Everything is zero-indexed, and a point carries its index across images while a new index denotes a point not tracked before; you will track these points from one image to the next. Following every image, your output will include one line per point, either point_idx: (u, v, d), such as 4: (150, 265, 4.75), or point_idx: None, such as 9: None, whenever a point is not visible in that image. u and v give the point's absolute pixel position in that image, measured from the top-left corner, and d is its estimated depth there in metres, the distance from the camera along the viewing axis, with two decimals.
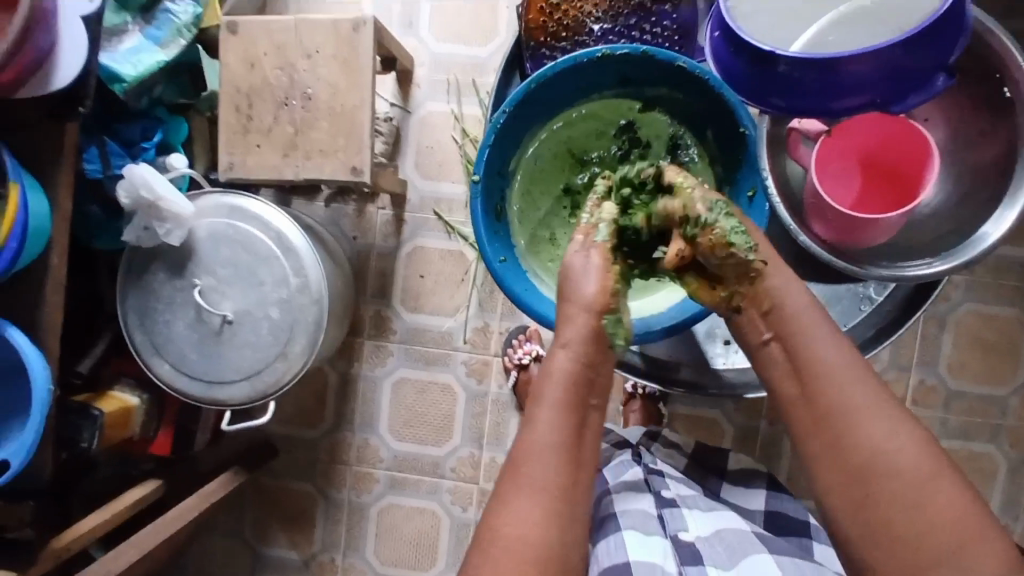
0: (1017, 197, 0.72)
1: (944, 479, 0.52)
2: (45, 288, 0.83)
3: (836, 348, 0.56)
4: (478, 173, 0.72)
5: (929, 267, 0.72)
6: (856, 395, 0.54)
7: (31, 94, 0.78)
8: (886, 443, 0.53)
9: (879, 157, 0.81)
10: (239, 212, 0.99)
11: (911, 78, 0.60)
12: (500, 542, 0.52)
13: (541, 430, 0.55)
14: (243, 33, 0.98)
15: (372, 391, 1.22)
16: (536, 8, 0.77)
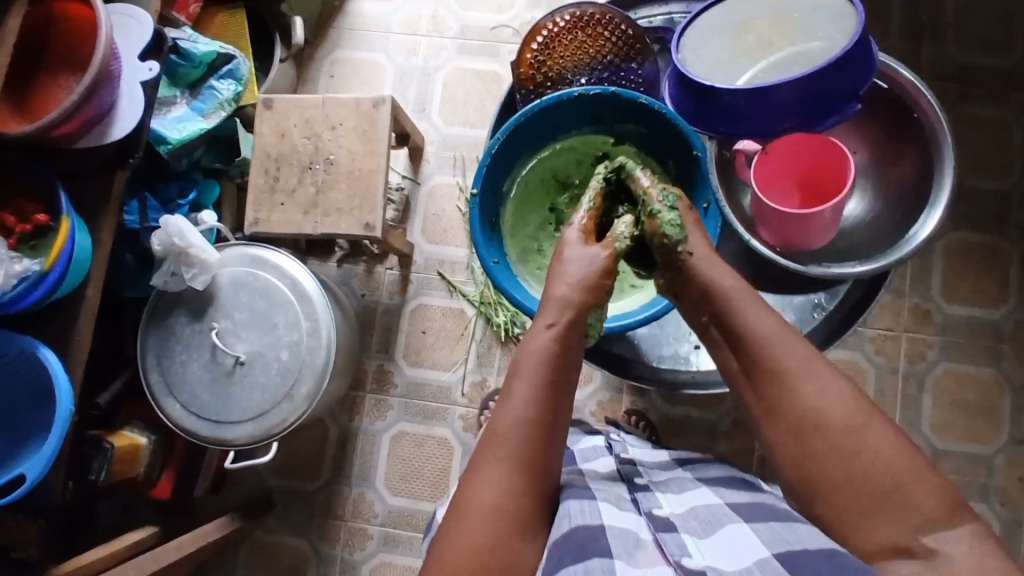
0: (936, 202, 0.83)
1: (873, 421, 0.58)
2: (78, 317, 0.89)
3: (765, 317, 0.66)
4: (477, 187, 0.83)
5: (860, 266, 0.82)
6: (785, 354, 0.63)
7: (89, 143, 0.89)
8: (815, 391, 0.60)
9: (814, 172, 0.88)
10: (259, 262, 1.09)
11: (835, 101, 0.74)
12: (477, 505, 0.59)
13: (517, 404, 0.64)
14: (277, 108, 1.12)
15: (371, 444, 1.25)
16: (526, 63, 0.88)
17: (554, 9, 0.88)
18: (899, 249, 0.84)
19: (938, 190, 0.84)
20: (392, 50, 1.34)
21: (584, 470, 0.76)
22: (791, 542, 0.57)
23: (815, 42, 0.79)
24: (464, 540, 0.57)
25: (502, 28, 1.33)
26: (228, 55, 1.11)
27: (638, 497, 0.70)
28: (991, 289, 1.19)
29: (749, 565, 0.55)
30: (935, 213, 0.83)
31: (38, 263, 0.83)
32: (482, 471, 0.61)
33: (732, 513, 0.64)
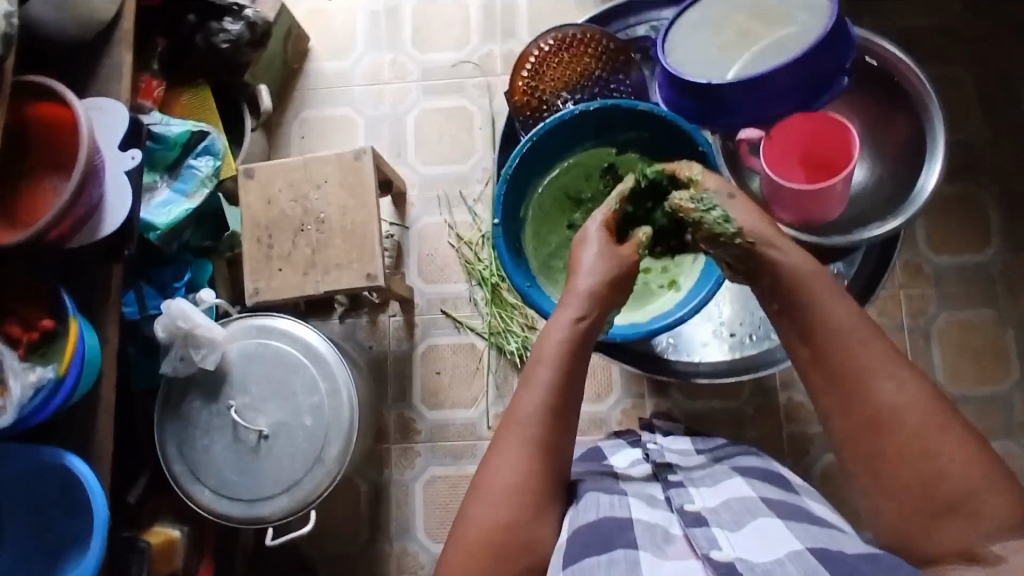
0: (935, 154, 0.88)
1: (948, 421, 0.59)
2: (98, 417, 0.88)
3: (845, 312, 0.64)
4: (498, 217, 0.85)
5: (882, 227, 0.87)
6: (862, 348, 0.62)
7: (84, 240, 0.88)
8: (896, 392, 0.60)
9: (818, 147, 0.91)
10: (266, 331, 1.08)
11: (826, 82, 0.79)
12: (493, 487, 0.63)
13: (530, 393, 0.66)
14: (259, 177, 1.12)
15: (405, 495, 1.23)
16: (520, 90, 0.91)
17: (538, 36, 0.91)
18: (909, 206, 0.88)
19: (933, 144, 0.88)
20: (359, 102, 1.36)
21: (619, 474, 0.77)
22: (825, 543, 0.58)
23: (791, 27, 0.83)
24: (476, 519, 0.62)
25: (462, 64, 1.35)
26: (202, 132, 1.11)
27: (671, 495, 0.70)
28: (975, 234, 1.23)
29: (780, 556, 0.56)
30: (935, 165, 0.88)
31: (52, 370, 0.82)
32: (499, 456, 0.64)
33: (767, 507, 0.65)
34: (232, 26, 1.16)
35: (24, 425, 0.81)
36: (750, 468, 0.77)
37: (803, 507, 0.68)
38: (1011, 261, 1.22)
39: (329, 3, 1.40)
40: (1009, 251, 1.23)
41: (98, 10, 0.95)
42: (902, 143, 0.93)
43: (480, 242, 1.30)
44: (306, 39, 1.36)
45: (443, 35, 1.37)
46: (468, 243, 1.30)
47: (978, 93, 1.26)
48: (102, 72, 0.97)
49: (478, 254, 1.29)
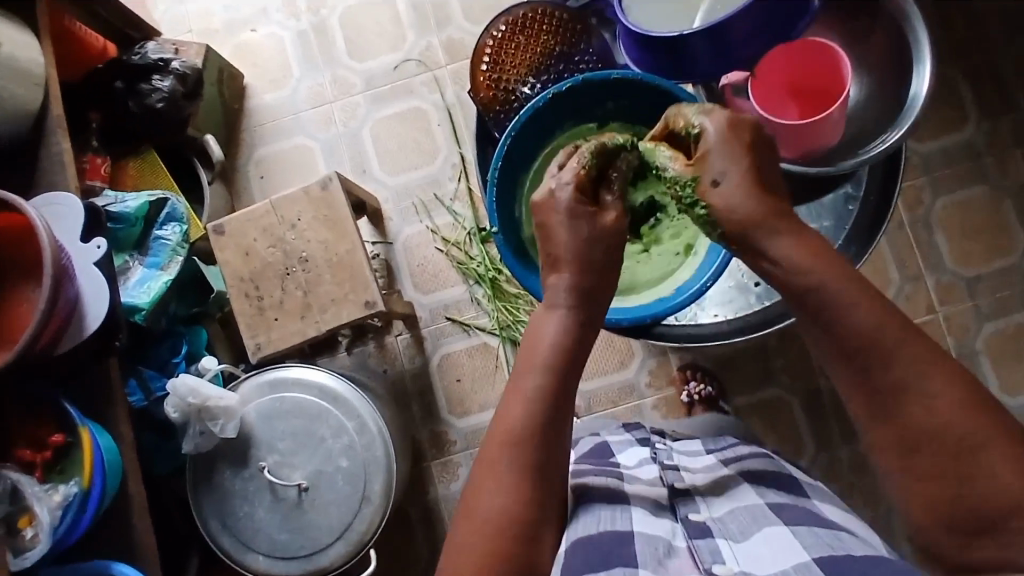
0: (924, 55, 0.85)
1: (946, 373, 0.52)
2: (133, 517, 0.86)
3: (874, 316, 0.54)
4: (495, 225, 0.82)
5: (887, 141, 0.84)
6: (856, 304, 0.55)
7: (71, 342, 0.84)
8: (872, 321, 0.54)
9: (802, 82, 0.90)
10: (279, 384, 1.05)
11: (794, 13, 0.78)
12: (478, 511, 0.56)
13: (518, 413, 0.59)
14: (230, 230, 1.08)
15: (456, 508, 1.21)
16: (484, 86, 0.89)
17: (490, 23, 0.89)
18: (908, 115, 0.85)
19: (919, 47, 0.85)
20: (310, 128, 1.31)
21: (624, 475, 0.75)
22: (835, 549, 0.56)
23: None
24: (462, 548, 0.55)
25: (405, 64, 1.30)
26: (160, 199, 1.06)
27: (676, 502, 0.69)
28: (953, 114, 1.22)
29: (784, 569, 0.54)
30: (925, 68, 0.85)
31: (76, 484, 0.80)
32: (485, 477, 0.57)
33: (773, 513, 0.64)
34: (162, 82, 1.11)
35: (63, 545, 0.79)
36: (758, 471, 0.74)
37: (810, 509, 0.67)
38: (995, 132, 1.21)
39: (253, 33, 1.34)
40: (991, 122, 1.21)
41: (22, 102, 0.89)
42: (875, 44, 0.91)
43: (468, 240, 1.26)
44: (240, 76, 1.31)
45: (377, 38, 1.31)
46: (456, 244, 1.26)
47: None
48: (43, 165, 0.92)
49: (468, 252, 1.26)
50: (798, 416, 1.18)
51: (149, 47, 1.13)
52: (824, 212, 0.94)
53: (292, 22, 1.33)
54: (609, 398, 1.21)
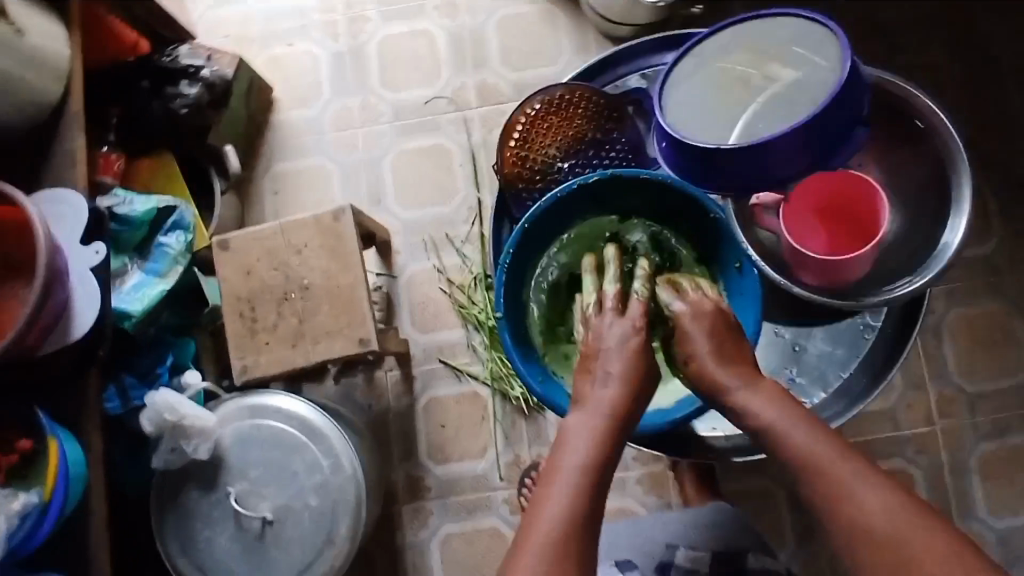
0: (960, 205, 0.87)
1: (916, 515, 0.60)
2: (91, 534, 0.84)
3: (874, 487, 0.62)
4: (501, 310, 0.81)
5: (912, 284, 0.86)
6: (838, 464, 0.63)
7: (53, 347, 0.82)
8: (870, 501, 0.61)
9: (830, 202, 0.91)
10: (260, 410, 1.02)
11: (838, 139, 0.76)
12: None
13: (530, 562, 0.59)
14: (234, 247, 1.06)
15: (421, 556, 1.18)
16: (509, 163, 0.89)
17: (526, 99, 0.89)
18: (937, 260, 0.87)
19: (958, 194, 0.88)
20: (331, 151, 1.30)
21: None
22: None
23: (795, 72, 0.78)
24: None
25: (436, 100, 1.30)
26: (168, 206, 1.05)
27: None
28: (975, 227, 1.20)
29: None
30: (962, 216, 0.87)
31: (37, 495, 0.77)
32: (525, 564, 0.59)
33: None
34: (189, 89, 1.11)
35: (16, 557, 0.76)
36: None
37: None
38: (1014, 252, 1.19)
39: (289, 47, 1.33)
40: (1012, 241, 1.19)
41: (42, 94, 0.88)
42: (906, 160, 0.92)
43: (472, 285, 1.24)
44: (269, 89, 1.30)
45: (410, 70, 1.31)
46: (460, 286, 1.24)
47: (962, 82, 1.23)
48: (54, 160, 0.91)
49: (471, 297, 1.24)
50: (783, 511, 1.15)
51: (182, 52, 1.13)
52: (840, 339, 0.95)
53: (330, 42, 1.33)
54: None
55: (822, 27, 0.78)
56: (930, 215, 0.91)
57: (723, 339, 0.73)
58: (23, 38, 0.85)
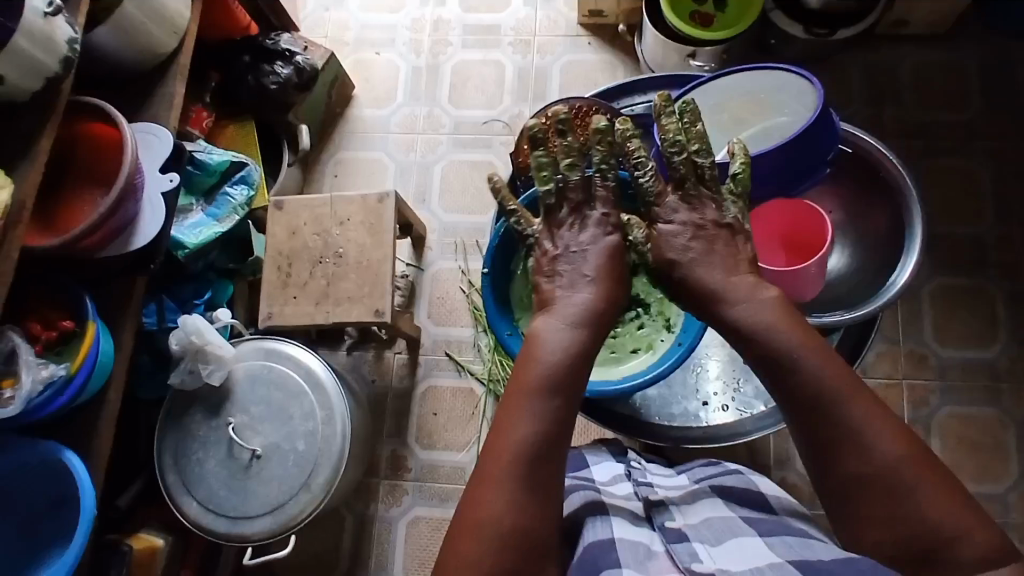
0: (912, 249, 0.88)
1: (925, 457, 0.56)
2: (100, 419, 0.94)
3: (887, 430, 0.57)
4: (486, 266, 0.88)
5: (842, 316, 0.87)
6: (850, 402, 0.59)
7: (114, 251, 0.95)
8: (879, 446, 0.57)
9: (800, 229, 0.94)
10: (274, 354, 1.13)
11: (809, 171, 0.84)
12: (481, 528, 0.55)
13: (521, 426, 0.60)
14: (288, 209, 1.19)
15: (387, 532, 1.23)
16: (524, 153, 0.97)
17: (549, 104, 0.96)
18: (881, 297, 0.88)
19: (911, 236, 0.89)
20: (392, 148, 1.44)
21: (600, 488, 0.74)
22: (805, 553, 0.57)
23: (784, 116, 0.89)
24: (465, 561, 0.54)
25: (493, 122, 1.43)
26: (240, 162, 1.19)
27: (653, 513, 0.69)
28: (984, 330, 1.20)
29: (760, 564, 0.55)
30: (912, 258, 0.88)
31: (63, 369, 0.86)
32: (486, 488, 0.57)
33: (746, 525, 0.64)
34: (282, 69, 1.26)
35: (30, 418, 0.85)
36: (732, 488, 0.74)
37: (785, 521, 0.66)
38: (1017, 361, 1.18)
39: (376, 55, 1.50)
40: (1019, 349, 1.18)
41: (157, 44, 1.04)
42: (875, 215, 0.96)
43: None
44: (351, 87, 1.46)
45: (476, 92, 1.45)
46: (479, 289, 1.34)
47: (991, 190, 1.26)
48: (155, 100, 1.06)
49: None
50: None
51: (284, 37, 1.29)
52: None
53: (412, 56, 1.49)
54: None
55: (806, 78, 0.86)
56: (885, 263, 0.94)
57: (708, 239, 0.72)
58: None
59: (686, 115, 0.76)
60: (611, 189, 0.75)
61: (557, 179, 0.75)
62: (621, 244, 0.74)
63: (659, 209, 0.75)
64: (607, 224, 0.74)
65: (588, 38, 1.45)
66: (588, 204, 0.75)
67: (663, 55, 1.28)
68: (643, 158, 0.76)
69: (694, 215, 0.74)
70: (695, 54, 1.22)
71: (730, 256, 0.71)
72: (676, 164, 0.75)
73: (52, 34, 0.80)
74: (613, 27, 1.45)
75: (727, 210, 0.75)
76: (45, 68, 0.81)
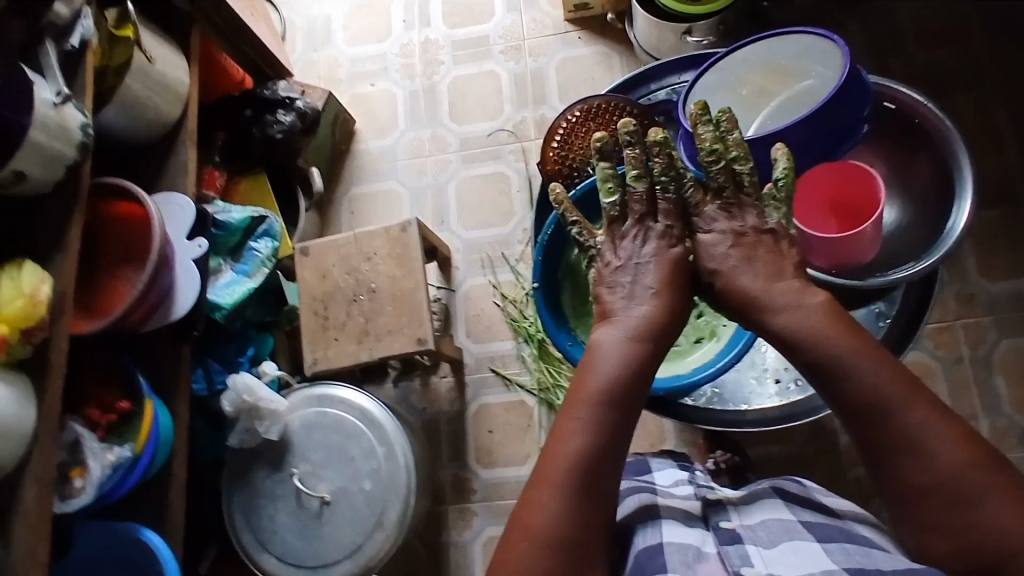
0: (965, 192, 0.88)
1: (993, 464, 0.53)
2: (170, 492, 0.94)
3: (949, 438, 0.54)
4: (536, 280, 0.87)
5: (913, 269, 0.85)
6: (907, 408, 0.55)
7: (158, 322, 0.96)
8: (942, 454, 0.54)
9: (845, 192, 0.92)
10: (326, 399, 1.13)
11: (845, 132, 0.82)
12: (532, 531, 0.54)
13: (575, 438, 0.58)
14: (314, 253, 1.20)
15: (464, 556, 1.23)
16: (551, 160, 0.95)
17: (565, 107, 0.94)
18: (942, 244, 0.87)
19: (960, 179, 0.89)
20: (403, 175, 1.44)
21: (658, 489, 0.72)
22: (864, 563, 0.54)
23: (808, 81, 0.87)
24: (516, 566, 0.53)
25: (498, 132, 1.42)
26: (261, 216, 1.19)
27: (708, 514, 0.67)
28: None
29: (813, 572, 0.54)
30: (965, 201, 0.87)
31: (129, 449, 0.87)
32: (540, 494, 0.56)
33: (805, 529, 0.61)
34: (284, 116, 1.27)
35: (103, 503, 0.86)
36: (793, 492, 0.70)
37: (847, 528, 0.62)
38: None
39: (371, 87, 1.50)
40: None
41: (163, 114, 1.05)
42: (913, 162, 0.95)
43: (524, 300, 1.33)
44: (353, 122, 1.46)
45: (476, 106, 1.45)
46: (513, 301, 1.33)
47: (1014, 115, 1.23)
48: (170, 169, 1.07)
49: (522, 311, 1.33)
50: None
51: (281, 86, 1.30)
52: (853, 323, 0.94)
53: (406, 82, 1.49)
54: None
55: (826, 38, 0.85)
56: (935, 205, 0.92)
57: (750, 247, 0.68)
58: (152, 64, 1.01)
59: (723, 123, 0.72)
60: (671, 201, 0.72)
61: (622, 192, 0.74)
62: (684, 256, 0.70)
63: (698, 219, 0.72)
64: (663, 241, 0.70)
65: (577, 32, 1.44)
66: (652, 215, 0.72)
67: (657, 38, 1.26)
68: (681, 170, 0.72)
69: (734, 223, 0.70)
70: (691, 30, 1.20)
71: (774, 262, 0.67)
72: (714, 174, 0.71)
73: (65, 122, 0.81)
74: (600, 18, 1.44)
75: (772, 217, 0.71)
76: (64, 157, 0.82)
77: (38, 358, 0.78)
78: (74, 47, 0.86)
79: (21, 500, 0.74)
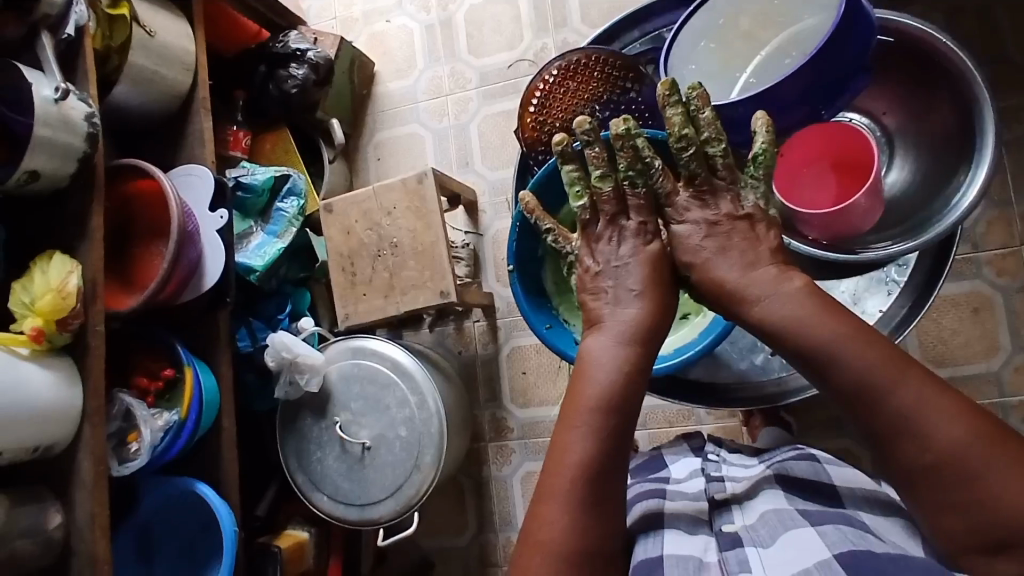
0: (984, 150, 0.78)
1: (996, 437, 0.51)
2: (222, 448, 1.03)
3: (946, 415, 0.52)
4: (511, 263, 0.84)
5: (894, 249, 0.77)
6: (900, 391, 0.54)
7: (193, 293, 1.01)
8: (941, 432, 0.52)
9: (840, 157, 0.86)
10: (360, 351, 1.18)
11: (839, 85, 0.73)
12: (546, 546, 0.56)
13: (575, 449, 0.59)
14: (337, 210, 1.21)
15: (505, 489, 1.29)
16: (529, 127, 0.88)
17: (544, 64, 0.87)
18: (949, 215, 0.79)
19: (982, 134, 0.78)
20: (425, 118, 1.41)
21: (669, 491, 0.74)
22: (857, 542, 0.56)
23: (807, 20, 0.80)
24: None
25: (518, 63, 1.35)
26: (284, 175, 1.22)
27: (714, 516, 0.68)
28: None
29: (807, 567, 0.54)
30: (981, 171, 0.78)
31: (175, 414, 0.96)
32: (549, 508, 0.58)
33: (801, 516, 0.62)
34: (297, 70, 1.25)
35: (160, 461, 0.96)
36: (802, 477, 0.70)
37: (849, 514, 0.62)
38: None
39: (387, 24, 1.45)
40: None
41: (173, 85, 1.06)
42: (931, 100, 0.84)
43: None
44: (371, 65, 1.43)
45: (493, 36, 1.37)
46: None
47: None
48: (188, 139, 1.09)
49: None
50: None
51: (292, 36, 1.27)
52: (858, 287, 0.88)
53: (423, 15, 1.42)
54: (665, 417, 1.16)
55: None
56: (956, 148, 0.82)
57: (724, 236, 0.66)
58: (154, 37, 1.01)
59: (694, 101, 0.68)
60: (642, 198, 0.69)
61: (590, 193, 0.72)
62: (663, 250, 0.69)
63: (671, 209, 0.69)
64: (643, 239, 0.69)
65: None
66: (624, 213, 0.70)
67: None
68: (649, 159, 0.69)
69: (709, 212, 0.67)
70: None
71: (750, 249, 0.65)
72: (685, 160, 0.68)
73: (68, 115, 0.82)
74: None
75: (747, 197, 0.68)
76: (74, 149, 0.84)
77: (78, 343, 0.85)
78: (71, 36, 0.87)
79: (81, 469, 0.83)
